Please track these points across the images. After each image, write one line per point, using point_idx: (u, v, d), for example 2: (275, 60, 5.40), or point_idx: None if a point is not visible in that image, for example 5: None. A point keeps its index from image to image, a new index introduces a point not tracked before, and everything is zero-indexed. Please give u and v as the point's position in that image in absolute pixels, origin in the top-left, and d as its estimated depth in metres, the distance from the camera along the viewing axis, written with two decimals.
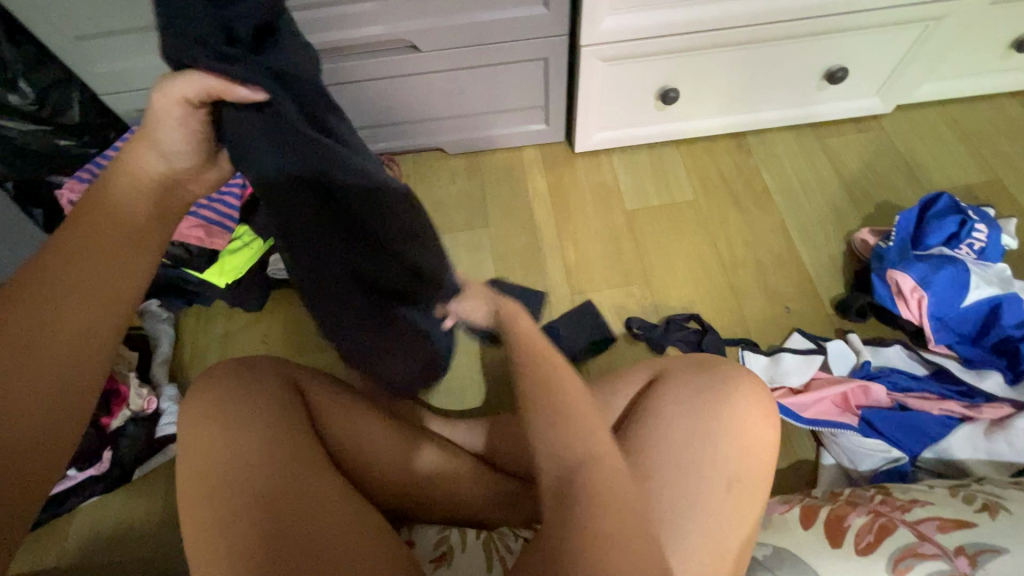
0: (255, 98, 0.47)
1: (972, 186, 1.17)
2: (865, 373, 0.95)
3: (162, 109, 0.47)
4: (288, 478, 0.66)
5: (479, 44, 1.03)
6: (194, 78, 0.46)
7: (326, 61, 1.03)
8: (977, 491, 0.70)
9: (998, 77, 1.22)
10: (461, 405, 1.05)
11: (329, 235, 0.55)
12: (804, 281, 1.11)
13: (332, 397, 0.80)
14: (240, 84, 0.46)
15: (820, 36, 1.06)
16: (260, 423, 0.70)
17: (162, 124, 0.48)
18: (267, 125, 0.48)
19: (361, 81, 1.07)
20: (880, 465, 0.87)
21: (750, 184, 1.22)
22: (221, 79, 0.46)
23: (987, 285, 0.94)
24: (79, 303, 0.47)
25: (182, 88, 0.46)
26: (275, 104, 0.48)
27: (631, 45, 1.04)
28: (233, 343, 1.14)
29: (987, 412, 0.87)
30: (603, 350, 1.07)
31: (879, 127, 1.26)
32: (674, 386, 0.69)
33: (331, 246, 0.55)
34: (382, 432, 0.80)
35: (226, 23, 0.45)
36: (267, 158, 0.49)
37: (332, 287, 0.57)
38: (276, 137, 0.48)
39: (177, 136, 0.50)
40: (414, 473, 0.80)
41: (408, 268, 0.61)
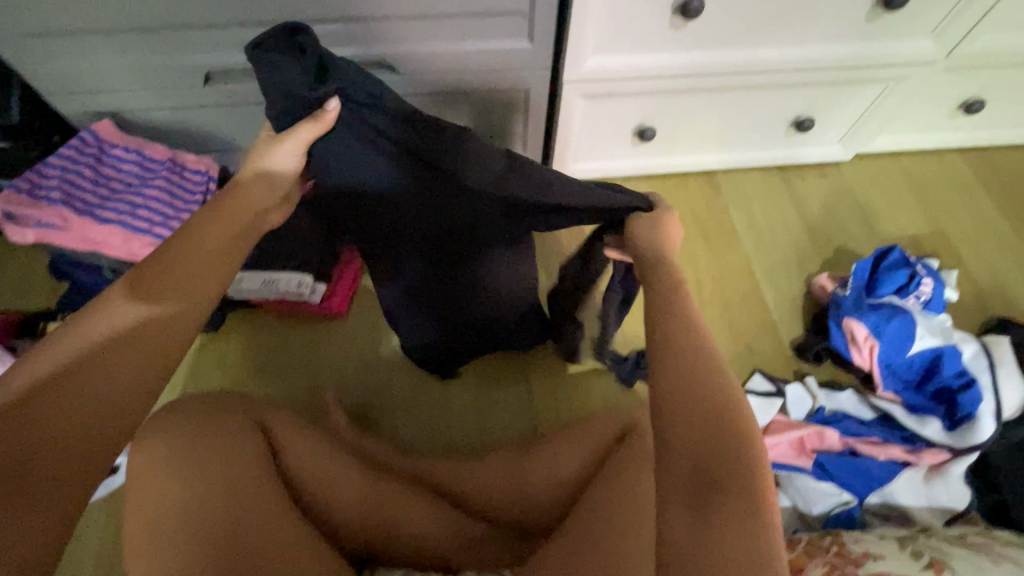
0: (336, 109, 0.65)
1: (918, 237, 1.25)
2: (820, 418, 0.99)
3: (287, 149, 0.64)
4: (248, 519, 0.63)
5: (463, 72, 1.01)
6: (307, 123, 0.64)
7: None
8: (925, 546, 0.72)
9: (946, 134, 1.30)
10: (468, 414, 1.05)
11: (406, 204, 0.74)
12: (766, 321, 1.15)
13: (303, 433, 0.78)
14: (328, 103, 0.64)
15: (791, 87, 1.11)
16: (221, 456, 0.65)
17: (278, 153, 0.64)
18: (352, 123, 0.67)
19: None
20: (832, 509, 0.90)
21: (719, 222, 1.25)
22: (316, 116, 0.64)
23: (930, 336, 1.00)
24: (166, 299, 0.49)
25: (304, 133, 0.64)
26: (352, 112, 0.66)
27: (614, 84, 1.05)
28: (186, 367, 1.07)
29: (928, 458, 0.94)
30: (574, 383, 1.08)
31: (839, 173, 1.32)
32: (623, 465, 0.73)
33: (405, 209, 0.75)
34: (353, 472, 0.78)
35: (306, 66, 0.65)
36: (354, 162, 0.70)
37: (418, 227, 0.77)
38: (360, 138, 0.68)
39: (290, 165, 0.65)
40: (389, 514, 0.78)
41: (483, 210, 0.73)
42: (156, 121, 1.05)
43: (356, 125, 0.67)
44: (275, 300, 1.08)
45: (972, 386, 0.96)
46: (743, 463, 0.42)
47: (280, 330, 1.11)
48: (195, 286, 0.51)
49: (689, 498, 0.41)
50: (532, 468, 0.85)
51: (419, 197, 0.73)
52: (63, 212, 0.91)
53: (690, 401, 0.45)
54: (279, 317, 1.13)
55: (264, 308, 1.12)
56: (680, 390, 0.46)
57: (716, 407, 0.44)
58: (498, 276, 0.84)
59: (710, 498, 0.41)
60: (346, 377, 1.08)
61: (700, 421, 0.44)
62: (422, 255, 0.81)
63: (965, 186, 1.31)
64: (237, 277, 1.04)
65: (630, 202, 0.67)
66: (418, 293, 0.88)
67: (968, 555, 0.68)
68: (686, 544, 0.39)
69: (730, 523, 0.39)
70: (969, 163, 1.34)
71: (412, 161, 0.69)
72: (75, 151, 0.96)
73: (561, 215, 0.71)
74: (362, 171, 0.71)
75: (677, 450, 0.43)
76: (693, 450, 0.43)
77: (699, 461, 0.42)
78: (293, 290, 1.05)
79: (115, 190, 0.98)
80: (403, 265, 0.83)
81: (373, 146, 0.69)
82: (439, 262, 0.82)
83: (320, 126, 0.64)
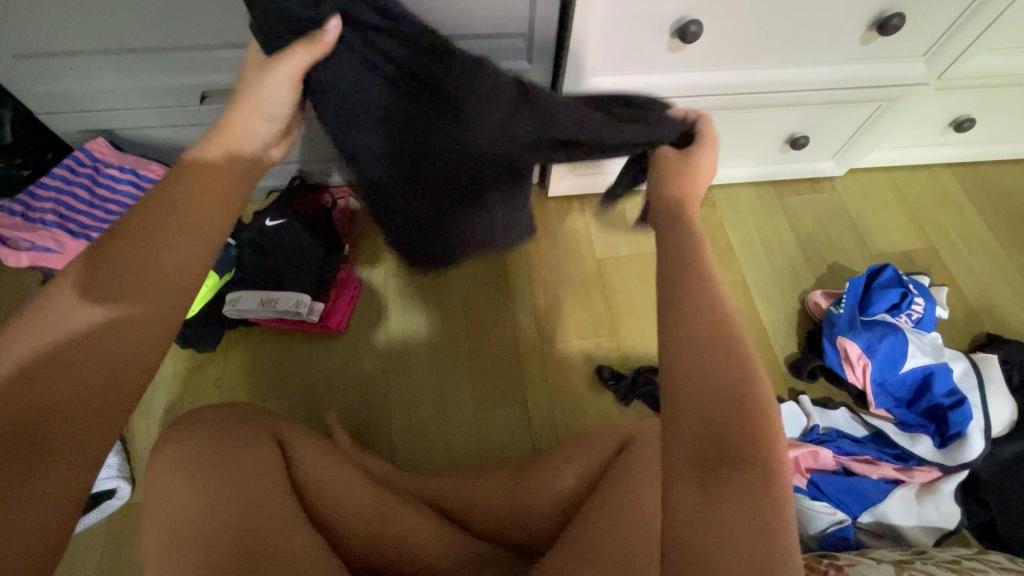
0: (335, 31, 0.60)
1: (910, 253, 1.27)
2: (814, 437, 1.01)
3: (281, 77, 0.59)
4: (266, 531, 0.62)
5: None
6: (302, 49, 0.59)
7: None
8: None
9: (936, 150, 1.32)
10: (466, 431, 1.05)
11: (410, 138, 0.69)
12: (761, 339, 1.16)
13: (312, 448, 0.80)
14: (328, 23, 0.59)
15: (787, 106, 1.11)
16: (232, 472, 0.64)
17: (271, 82, 0.59)
18: (354, 46, 0.62)
19: None
20: (827, 528, 0.92)
21: (713, 238, 1.26)
22: (314, 40, 0.59)
23: (922, 354, 1.02)
24: (153, 257, 0.48)
25: (297, 61, 0.59)
26: (357, 31, 0.62)
27: None
28: (181, 387, 1.07)
29: (919, 476, 0.96)
30: (573, 401, 1.09)
31: (833, 189, 1.34)
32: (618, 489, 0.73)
33: (409, 143, 0.70)
34: (362, 486, 0.80)
35: None
36: (352, 87, 0.65)
37: (421, 164, 0.72)
38: (364, 63, 0.63)
39: (282, 103, 0.61)
40: (397, 529, 0.78)
41: (495, 148, 0.69)
42: (152, 139, 1.04)
43: (359, 49, 0.62)
44: (273, 319, 1.07)
45: (962, 404, 0.98)
46: (747, 446, 0.42)
47: (278, 348, 1.11)
48: (188, 247, 0.50)
49: (696, 473, 0.43)
50: (536, 479, 0.85)
51: (426, 131, 0.69)
52: (56, 237, 0.92)
53: (702, 376, 0.45)
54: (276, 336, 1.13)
55: (259, 325, 1.12)
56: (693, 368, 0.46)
57: (722, 387, 0.44)
58: (502, 225, 0.81)
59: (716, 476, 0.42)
60: (344, 394, 1.08)
61: (711, 400, 0.44)
62: (420, 199, 0.76)
63: (956, 201, 1.33)
64: (234, 296, 1.05)
65: (655, 135, 0.67)
66: (411, 239, 0.82)
67: None
68: (689, 523, 0.41)
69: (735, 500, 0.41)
70: (959, 178, 1.36)
71: (422, 90, 0.65)
72: (69, 171, 0.95)
73: (578, 149, 0.69)
74: (363, 96, 0.66)
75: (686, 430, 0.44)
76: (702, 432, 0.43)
77: (705, 440, 0.43)
78: (292, 310, 1.04)
79: (109, 212, 0.98)
80: (396, 210, 0.78)
81: (377, 71, 0.64)
82: (440, 205, 0.77)
83: (317, 52, 0.60)
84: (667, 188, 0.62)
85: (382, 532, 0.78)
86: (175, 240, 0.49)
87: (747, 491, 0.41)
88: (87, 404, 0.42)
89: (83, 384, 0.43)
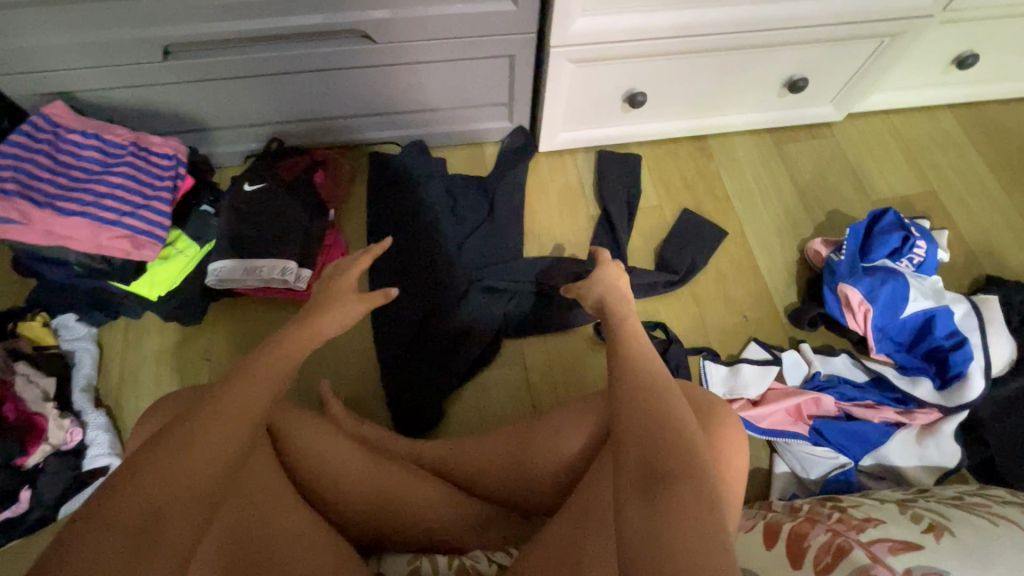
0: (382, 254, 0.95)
1: (910, 197, 1.24)
2: (816, 384, 0.99)
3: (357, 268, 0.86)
4: (266, 514, 0.63)
5: (442, 37, 0.98)
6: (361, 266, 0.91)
7: (267, 48, 0.96)
8: (925, 512, 0.77)
9: (938, 90, 1.28)
10: (461, 398, 1.03)
11: (422, 307, 1.05)
12: (760, 289, 1.14)
13: (303, 421, 0.79)
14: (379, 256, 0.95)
15: (785, 46, 1.06)
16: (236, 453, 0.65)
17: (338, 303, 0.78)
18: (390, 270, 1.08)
19: (311, 71, 1.01)
20: (828, 472, 0.93)
21: (711, 190, 1.23)
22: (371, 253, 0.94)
23: (923, 297, 1.00)
24: (244, 381, 0.54)
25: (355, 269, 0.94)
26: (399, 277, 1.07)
27: (601, 48, 1.00)
28: (169, 362, 1.04)
29: (920, 418, 0.96)
30: (576, 360, 1.07)
31: (831, 134, 1.30)
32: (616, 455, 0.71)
33: (424, 305, 1.05)
34: (353, 451, 0.80)
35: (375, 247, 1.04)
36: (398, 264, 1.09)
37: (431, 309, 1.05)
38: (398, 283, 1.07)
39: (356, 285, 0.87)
40: (397, 496, 0.79)
41: (484, 299, 1.07)
42: (119, 101, 0.99)
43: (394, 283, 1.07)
44: (259, 287, 1.04)
45: (962, 345, 0.97)
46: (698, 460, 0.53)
47: (270, 320, 1.08)
48: (283, 352, 0.61)
49: (639, 492, 0.51)
50: (531, 443, 0.84)
51: (432, 301, 1.06)
52: (19, 206, 0.85)
53: (645, 414, 0.58)
54: (264, 307, 1.09)
55: (247, 296, 1.09)
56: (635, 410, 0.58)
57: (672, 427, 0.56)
58: (498, 300, 1.07)
59: (658, 488, 0.50)
60: (337, 364, 1.05)
61: (648, 429, 0.56)
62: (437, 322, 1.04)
63: (956, 143, 1.30)
64: (217, 267, 1.01)
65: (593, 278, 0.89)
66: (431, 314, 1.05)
67: (966, 520, 0.74)
68: (638, 517, 0.49)
69: (679, 502, 0.48)
70: (960, 119, 1.33)
71: (431, 293, 1.06)
72: (27, 140, 0.89)
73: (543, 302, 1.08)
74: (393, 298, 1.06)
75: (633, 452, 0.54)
76: (645, 455, 0.53)
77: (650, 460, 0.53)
78: (278, 278, 1.01)
79: (74, 179, 0.91)
80: (417, 343, 1.03)
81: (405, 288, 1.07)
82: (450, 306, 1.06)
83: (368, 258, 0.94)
84: (613, 308, 0.80)
85: (381, 507, 0.78)
86: (273, 350, 0.61)
87: (696, 486, 0.50)
88: (207, 460, 0.46)
89: (191, 461, 0.45)
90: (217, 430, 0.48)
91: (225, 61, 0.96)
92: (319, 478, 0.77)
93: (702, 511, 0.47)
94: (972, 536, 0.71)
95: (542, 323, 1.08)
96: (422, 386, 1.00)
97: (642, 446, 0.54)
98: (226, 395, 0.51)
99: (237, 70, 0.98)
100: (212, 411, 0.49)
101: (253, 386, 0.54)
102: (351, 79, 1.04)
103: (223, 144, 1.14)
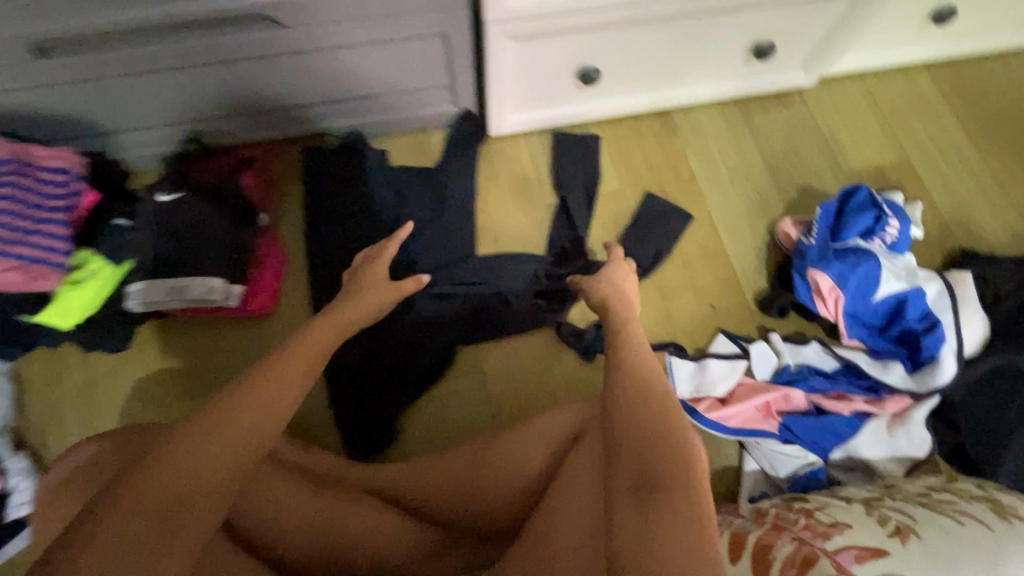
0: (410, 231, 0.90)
1: (883, 167, 1.17)
2: (785, 377, 0.95)
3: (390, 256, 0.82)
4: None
5: (366, 17, 0.87)
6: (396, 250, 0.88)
7: (171, 38, 0.85)
8: (892, 513, 0.75)
9: (913, 49, 1.20)
10: (418, 413, 0.97)
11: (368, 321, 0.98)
12: (728, 276, 1.08)
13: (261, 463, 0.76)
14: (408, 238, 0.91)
15: (746, 10, 0.97)
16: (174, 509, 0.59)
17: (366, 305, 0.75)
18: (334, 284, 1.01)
19: (225, 62, 0.90)
20: (797, 470, 0.90)
21: (675, 169, 1.15)
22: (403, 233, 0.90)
23: (896, 279, 0.95)
24: (281, 369, 0.52)
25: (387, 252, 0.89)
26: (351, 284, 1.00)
27: (544, 23, 0.89)
28: (97, 393, 0.96)
29: (890, 406, 0.93)
30: (538, 363, 1.01)
31: (803, 102, 1.21)
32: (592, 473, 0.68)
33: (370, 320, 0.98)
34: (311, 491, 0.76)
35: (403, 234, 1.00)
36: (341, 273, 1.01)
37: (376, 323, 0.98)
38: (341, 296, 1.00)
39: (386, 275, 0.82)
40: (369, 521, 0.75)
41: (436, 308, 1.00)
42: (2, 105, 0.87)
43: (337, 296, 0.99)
44: (187, 308, 0.95)
45: (935, 328, 0.93)
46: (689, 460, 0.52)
47: (206, 341, 1.00)
48: (313, 342, 0.58)
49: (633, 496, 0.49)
50: (500, 454, 0.81)
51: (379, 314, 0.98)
52: None
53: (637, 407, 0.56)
54: (198, 326, 1.01)
55: (178, 316, 1.00)
56: (626, 391, 0.56)
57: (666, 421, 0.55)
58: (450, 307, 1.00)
59: (650, 495, 0.48)
60: None
61: (646, 417, 0.54)
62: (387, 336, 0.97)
63: (931, 106, 1.23)
64: (137, 288, 0.91)
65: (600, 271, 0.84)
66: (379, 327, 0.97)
67: (932, 520, 0.71)
68: (630, 526, 0.47)
69: (671, 507, 0.47)
70: (936, 78, 1.25)
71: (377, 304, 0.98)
72: None
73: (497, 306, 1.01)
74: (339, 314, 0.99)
75: (624, 453, 0.52)
76: (643, 451, 0.52)
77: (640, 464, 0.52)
78: (205, 298, 0.93)
79: None
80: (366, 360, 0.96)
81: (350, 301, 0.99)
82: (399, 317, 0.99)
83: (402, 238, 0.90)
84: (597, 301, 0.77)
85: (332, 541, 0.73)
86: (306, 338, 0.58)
87: (685, 488, 0.49)
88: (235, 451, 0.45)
89: (220, 448, 0.44)
90: (251, 417, 0.47)
91: (117, 56, 0.84)
92: (262, 518, 0.72)
93: (689, 510, 0.47)
94: (939, 537, 0.68)
95: (499, 327, 1.01)
96: (374, 404, 0.94)
97: (632, 453, 0.52)
98: (258, 387, 0.49)
99: (133, 65, 0.87)
100: (244, 398, 0.48)
101: (284, 377, 0.51)
102: (271, 68, 0.93)
103: (133, 147, 1.02)
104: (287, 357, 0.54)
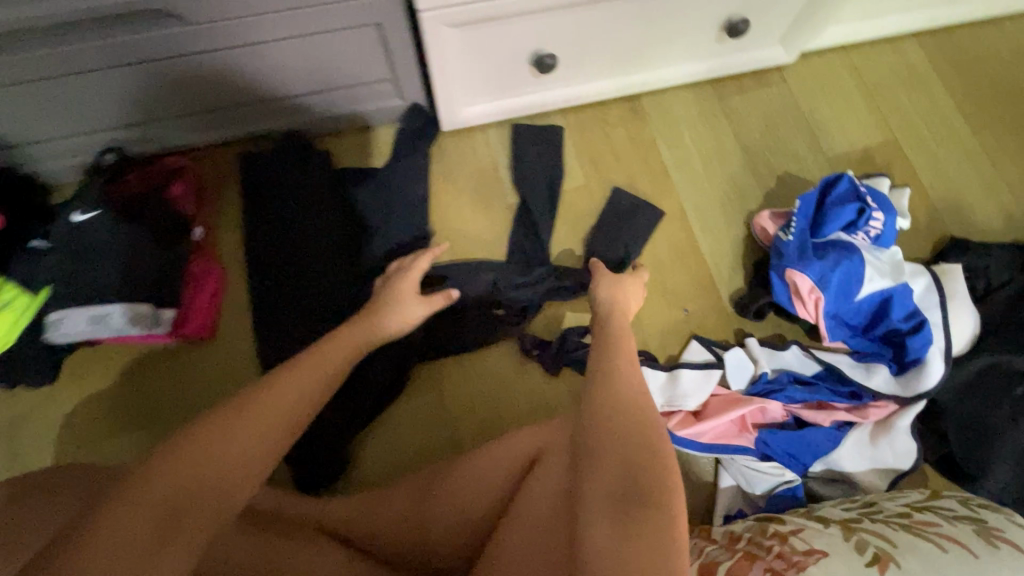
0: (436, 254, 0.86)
1: (869, 149, 1.09)
2: (761, 388, 0.89)
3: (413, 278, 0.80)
4: None
5: (285, 8, 0.77)
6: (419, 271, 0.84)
7: (70, 38, 0.75)
8: (870, 536, 0.69)
9: (901, 18, 1.10)
10: (371, 437, 0.91)
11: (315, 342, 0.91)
12: (702, 276, 1.01)
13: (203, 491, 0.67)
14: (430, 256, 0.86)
15: None
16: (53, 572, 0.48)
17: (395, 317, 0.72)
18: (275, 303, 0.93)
19: (135, 63, 0.80)
20: (773, 487, 0.85)
21: (646, 161, 1.06)
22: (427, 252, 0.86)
23: (880, 276, 0.88)
24: (290, 378, 0.50)
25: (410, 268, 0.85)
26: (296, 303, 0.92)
27: (484, 7, 0.80)
28: (26, 431, 0.89)
29: (873, 414, 0.87)
30: (502, 378, 0.95)
31: (783, 80, 1.12)
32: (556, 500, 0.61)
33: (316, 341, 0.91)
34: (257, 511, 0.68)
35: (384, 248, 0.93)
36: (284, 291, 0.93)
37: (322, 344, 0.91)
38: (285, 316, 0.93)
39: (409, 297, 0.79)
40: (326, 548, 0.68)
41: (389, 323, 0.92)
42: None
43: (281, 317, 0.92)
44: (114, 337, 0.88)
45: (921, 328, 0.86)
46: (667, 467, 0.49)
47: (143, 369, 0.93)
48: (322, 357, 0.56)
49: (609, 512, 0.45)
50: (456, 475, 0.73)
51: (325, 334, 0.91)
52: None
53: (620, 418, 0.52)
54: (133, 353, 0.94)
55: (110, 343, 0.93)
56: (606, 400, 0.52)
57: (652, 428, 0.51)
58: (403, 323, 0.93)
59: (628, 509, 0.44)
60: None
61: (629, 428, 0.50)
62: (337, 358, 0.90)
63: (921, 79, 1.14)
64: (54, 318, 0.83)
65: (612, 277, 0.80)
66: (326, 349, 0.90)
67: (914, 545, 0.66)
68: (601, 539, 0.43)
69: (659, 520, 0.44)
70: (926, 48, 1.16)
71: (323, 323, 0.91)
72: None
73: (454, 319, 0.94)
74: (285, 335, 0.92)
75: (605, 462, 0.48)
76: (621, 463, 0.48)
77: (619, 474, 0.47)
78: (133, 326, 0.85)
79: None
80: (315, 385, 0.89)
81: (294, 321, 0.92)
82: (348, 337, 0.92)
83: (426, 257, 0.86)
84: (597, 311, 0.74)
85: None
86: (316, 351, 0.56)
87: (664, 503, 0.45)
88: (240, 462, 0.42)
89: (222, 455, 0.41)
90: (267, 423, 0.45)
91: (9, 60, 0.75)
92: None
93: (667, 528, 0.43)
94: (920, 567, 0.62)
95: (458, 341, 0.94)
96: (326, 430, 0.88)
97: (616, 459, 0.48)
98: (264, 399, 0.47)
99: (26, 71, 0.77)
100: (260, 404, 0.46)
101: (293, 391, 0.49)
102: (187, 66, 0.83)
103: (49, 158, 0.93)
104: (297, 369, 0.52)
